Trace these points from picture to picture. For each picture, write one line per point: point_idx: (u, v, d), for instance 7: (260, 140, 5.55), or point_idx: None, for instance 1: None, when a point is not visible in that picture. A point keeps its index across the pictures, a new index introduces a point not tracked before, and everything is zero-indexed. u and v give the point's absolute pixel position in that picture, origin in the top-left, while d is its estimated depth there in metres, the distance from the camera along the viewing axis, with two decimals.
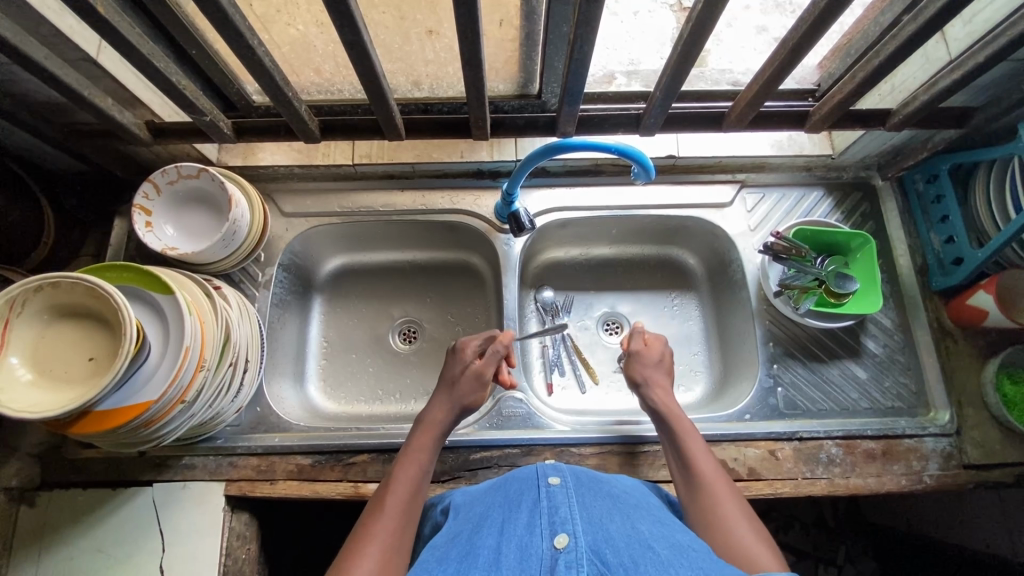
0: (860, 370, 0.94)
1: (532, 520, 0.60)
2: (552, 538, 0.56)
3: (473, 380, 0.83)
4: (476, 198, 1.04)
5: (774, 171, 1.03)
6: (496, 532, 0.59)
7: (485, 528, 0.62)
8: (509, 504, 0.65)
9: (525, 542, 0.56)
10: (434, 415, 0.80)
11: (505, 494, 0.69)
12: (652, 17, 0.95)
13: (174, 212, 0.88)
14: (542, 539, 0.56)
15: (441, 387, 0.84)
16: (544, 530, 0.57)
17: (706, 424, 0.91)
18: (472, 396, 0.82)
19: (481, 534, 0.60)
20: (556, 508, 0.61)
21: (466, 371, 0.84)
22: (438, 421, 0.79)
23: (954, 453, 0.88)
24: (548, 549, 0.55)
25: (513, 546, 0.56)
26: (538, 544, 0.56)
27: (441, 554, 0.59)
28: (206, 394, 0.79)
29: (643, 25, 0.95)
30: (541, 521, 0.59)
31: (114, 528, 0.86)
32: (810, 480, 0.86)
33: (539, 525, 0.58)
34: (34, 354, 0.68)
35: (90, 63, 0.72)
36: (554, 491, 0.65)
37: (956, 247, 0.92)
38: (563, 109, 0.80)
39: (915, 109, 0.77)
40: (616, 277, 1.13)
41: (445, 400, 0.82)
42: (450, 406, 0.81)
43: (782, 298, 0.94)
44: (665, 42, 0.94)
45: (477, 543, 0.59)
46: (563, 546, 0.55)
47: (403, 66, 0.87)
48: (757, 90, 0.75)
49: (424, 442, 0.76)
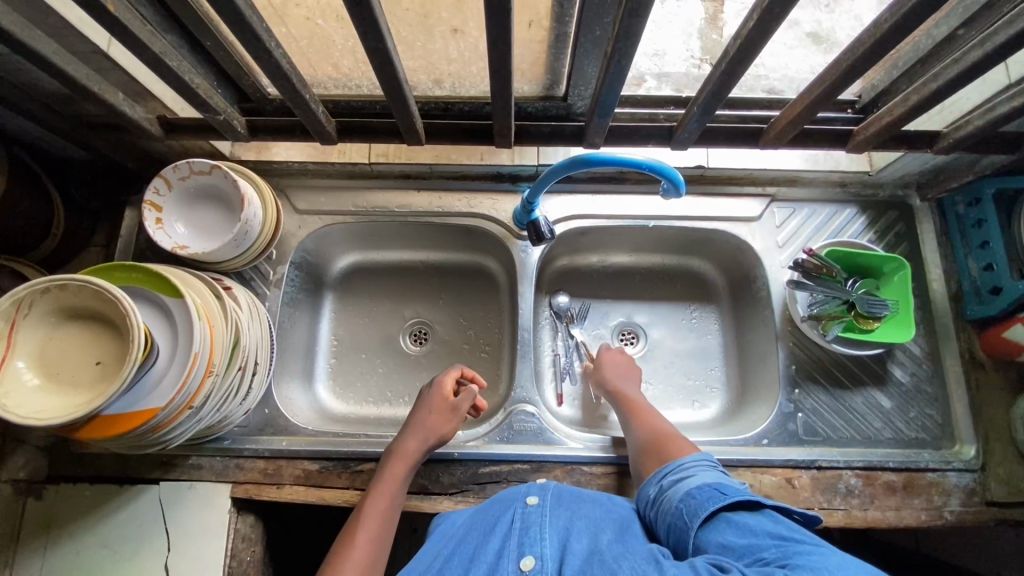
0: (885, 399, 0.91)
1: (503, 542, 0.65)
2: (518, 561, 0.62)
3: (450, 415, 0.85)
4: (494, 201, 1.00)
5: (806, 186, 0.99)
6: (468, 559, 0.65)
7: (460, 552, 0.67)
8: (488, 521, 0.70)
9: (494, 565, 0.63)
10: (408, 446, 0.81)
11: (490, 509, 0.73)
12: (679, 7, 0.93)
13: (184, 209, 0.86)
14: (510, 560, 0.63)
15: (415, 418, 0.85)
16: (512, 552, 0.64)
17: (722, 448, 0.88)
18: (444, 428, 0.84)
19: (458, 557, 0.66)
20: (526, 529, 0.66)
21: (435, 400, 0.86)
22: (411, 454, 0.81)
23: (978, 489, 0.86)
24: (514, 570, 0.62)
25: (483, 568, 0.63)
26: (506, 566, 0.62)
27: None
28: (214, 399, 0.77)
29: (669, 15, 0.93)
30: (511, 543, 0.65)
31: (120, 525, 0.85)
32: (826, 511, 0.84)
33: (508, 547, 0.64)
34: (40, 358, 0.66)
35: (100, 56, 0.68)
36: (530, 511, 0.69)
37: (995, 276, 0.87)
38: (593, 121, 0.77)
39: (967, 134, 0.73)
40: (635, 286, 1.10)
41: (420, 431, 0.83)
42: (425, 436, 0.82)
43: (809, 323, 0.91)
44: (691, 33, 0.92)
45: (455, 566, 0.65)
46: (529, 568, 0.61)
47: (424, 63, 0.83)
48: (801, 107, 0.70)
49: (398, 473, 0.79)
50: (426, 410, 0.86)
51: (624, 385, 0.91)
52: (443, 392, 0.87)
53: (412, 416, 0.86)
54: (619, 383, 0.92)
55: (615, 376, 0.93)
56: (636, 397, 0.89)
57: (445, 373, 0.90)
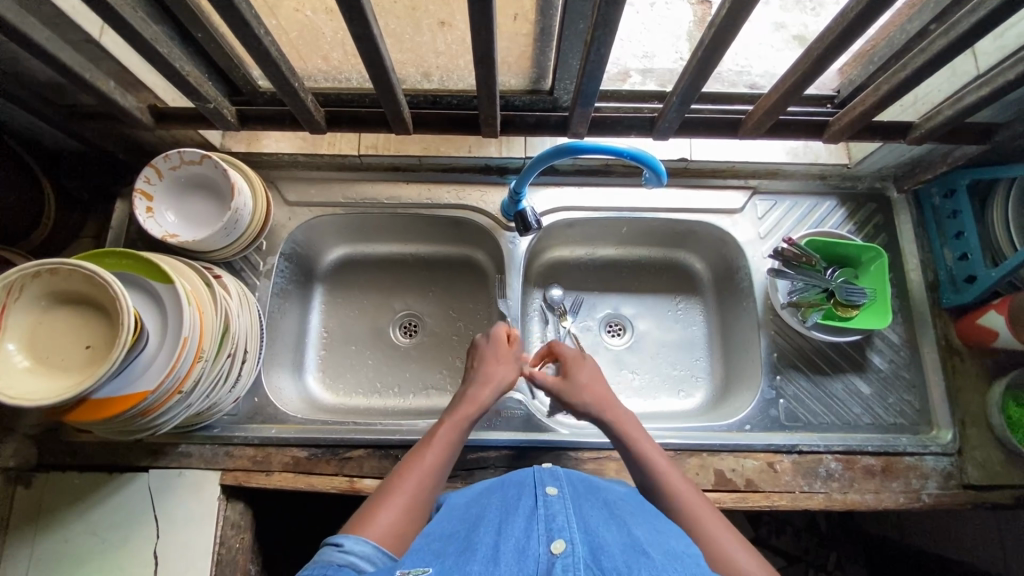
0: (864, 385, 0.93)
1: (529, 524, 0.59)
2: (549, 543, 0.55)
3: (513, 360, 0.84)
4: (483, 193, 1.02)
5: (787, 178, 1.01)
6: (494, 531, 0.59)
7: (482, 528, 0.61)
8: (505, 509, 0.64)
9: (522, 544, 0.55)
10: (480, 391, 0.79)
11: (503, 499, 0.67)
12: (669, 9, 0.94)
13: (175, 198, 0.87)
14: (539, 543, 0.55)
15: (480, 366, 0.83)
16: (541, 535, 0.57)
17: (705, 433, 0.90)
18: (508, 373, 0.83)
19: (478, 535, 0.59)
20: (553, 516, 0.60)
21: (505, 351, 0.85)
22: (481, 399, 0.78)
23: (955, 472, 0.88)
24: (545, 553, 0.54)
25: (511, 546, 0.55)
26: (535, 547, 0.55)
27: (436, 550, 0.58)
28: (203, 385, 0.78)
29: (659, 17, 0.94)
30: (538, 527, 0.59)
31: (108, 512, 0.86)
32: (807, 494, 0.86)
33: (536, 530, 0.58)
34: (30, 341, 0.67)
35: (92, 44, 0.69)
36: (552, 500, 0.64)
37: (969, 265, 0.90)
38: (576, 110, 0.79)
39: (938, 124, 0.75)
40: (621, 278, 1.12)
41: (491, 377, 0.81)
42: (494, 382, 0.80)
43: (789, 310, 0.94)
44: (680, 35, 0.93)
45: (475, 541, 0.58)
46: (561, 551, 0.54)
47: (412, 56, 0.85)
48: (775, 99, 0.73)
49: (467, 413, 0.76)
50: (490, 358, 0.84)
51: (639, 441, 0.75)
52: (503, 339, 0.86)
53: (475, 364, 0.84)
54: (627, 429, 0.76)
55: (605, 406, 0.79)
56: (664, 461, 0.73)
57: (496, 325, 0.88)
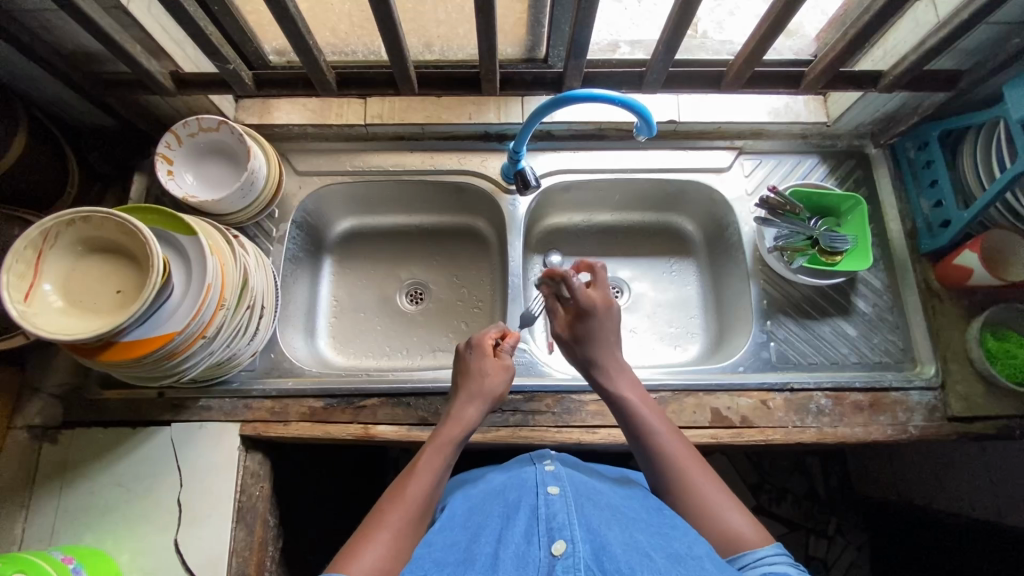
0: (850, 327, 0.98)
1: (530, 527, 0.62)
2: (549, 546, 0.58)
3: (503, 372, 0.82)
4: (483, 159, 1.08)
5: (771, 138, 1.07)
6: (494, 539, 0.61)
7: (483, 535, 0.63)
8: (507, 512, 0.66)
9: (522, 551, 0.58)
10: (465, 413, 0.77)
11: (504, 501, 0.69)
12: (656, 4, 0.98)
13: (194, 162, 0.92)
14: (540, 547, 0.58)
15: (464, 383, 0.81)
16: (542, 538, 0.59)
17: (699, 375, 0.94)
18: (496, 387, 0.81)
19: (479, 542, 0.62)
20: (554, 514, 0.62)
21: (486, 363, 0.82)
22: (469, 419, 0.77)
23: (938, 405, 0.92)
24: (545, 556, 0.57)
25: (510, 553, 0.58)
26: (536, 552, 0.58)
27: (438, 556, 0.61)
28: (225, 334, 0.83)
29: (647, 13, 0.98)
30: (538, 529, 0.61)
31: (133, 463, 0.90)
32: (799, 428, 0.90)
33: (537, 533, 0.60)
34: (65, 284, 0.71)
35: (121, 11, 0.74)
36: (553, 499, 0.66)
37: (944, 210, 0.95)
38: (570, 62, 0.83)
39: (905, 69, 0.81)
40: (617, 242, 1.17)
41: (475, 397, 0.79)
42: (477, 405, 0.78)
43: (775, 255, 0.98)
44: None
45: (475, 549, 0.60)
46: (561, 552, 0.57)
47: (415, 26, 0.91)
48: (753, 47, 0.79)
49: (453, 437, 0.74)
50: (474, 374, 0.82)
51: (658, 425, 0.74)
52: (489, 351, 0.84)
53: (461, 381, 0.82)
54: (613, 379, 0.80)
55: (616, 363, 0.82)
56: (675, 440, 0.73)
57: (484, 330, 0.88)
